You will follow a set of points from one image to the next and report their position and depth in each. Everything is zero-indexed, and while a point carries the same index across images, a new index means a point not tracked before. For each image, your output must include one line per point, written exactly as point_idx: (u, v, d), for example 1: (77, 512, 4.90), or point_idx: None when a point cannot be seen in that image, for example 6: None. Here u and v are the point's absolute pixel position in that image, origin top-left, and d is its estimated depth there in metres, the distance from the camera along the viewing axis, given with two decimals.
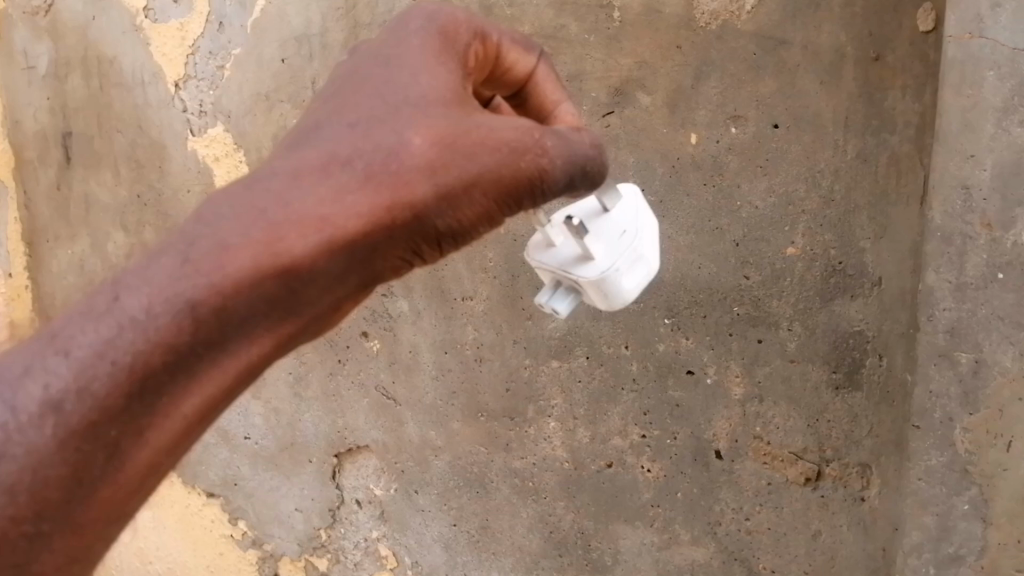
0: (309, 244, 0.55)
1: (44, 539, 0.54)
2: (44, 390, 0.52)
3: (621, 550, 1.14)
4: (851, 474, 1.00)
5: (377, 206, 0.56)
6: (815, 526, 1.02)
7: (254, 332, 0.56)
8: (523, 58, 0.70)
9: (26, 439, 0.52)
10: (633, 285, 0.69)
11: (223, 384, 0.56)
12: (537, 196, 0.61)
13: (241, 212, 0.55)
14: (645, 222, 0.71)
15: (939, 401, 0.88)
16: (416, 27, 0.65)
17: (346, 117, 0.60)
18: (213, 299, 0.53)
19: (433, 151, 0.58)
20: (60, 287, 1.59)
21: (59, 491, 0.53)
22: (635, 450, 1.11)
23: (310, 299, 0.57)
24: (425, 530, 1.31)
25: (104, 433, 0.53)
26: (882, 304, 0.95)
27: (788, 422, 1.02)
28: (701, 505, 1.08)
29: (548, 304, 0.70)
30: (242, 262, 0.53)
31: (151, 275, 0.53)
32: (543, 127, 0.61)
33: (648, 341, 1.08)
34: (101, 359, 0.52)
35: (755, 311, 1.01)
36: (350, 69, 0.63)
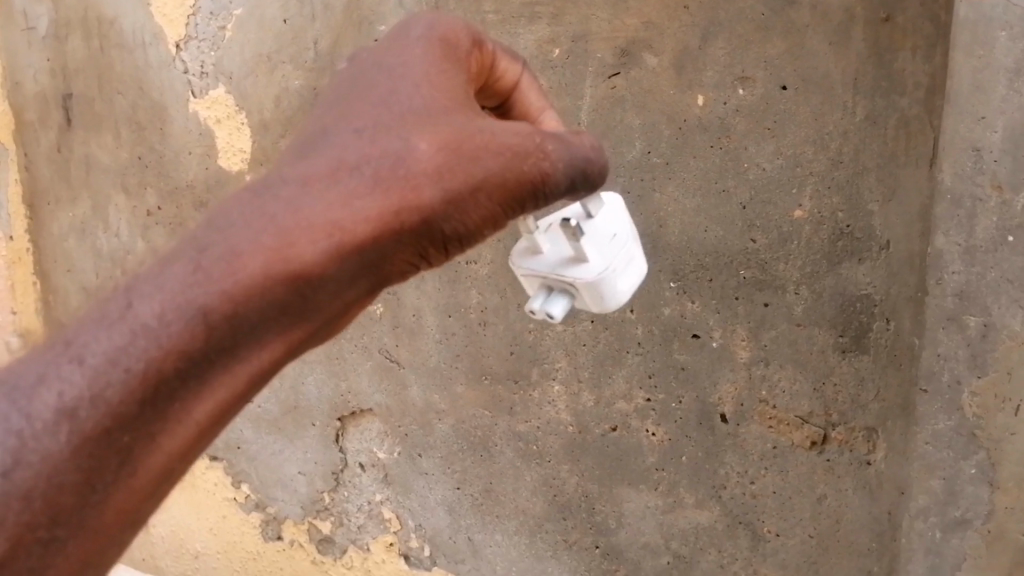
0: (319, 250, 0.55)
1: (58, 545, 0.52)
2: (58, 397, 0.52)
3: (625, 513, 1.15)
4: (856, 438, 0.99)
5: (386, 211, 0.57)
6: (820, 490, 1.02)
7: (265, 337, 0.56)
8: (512, 66, 0.72)
9: (41, 446, 0.51)
10: (627, 285, 0.72)
11: (235, 389, 0.56)
12: (539, 200, 0.62)
13: (252, 219, 0.55)
14: (625, 220, 0.72)
15: (947, 364, 0.88)
16: (417, 34, 0.67)
17: (352, 123, 0.60)
18: (225, 307, 0.53)
19: (440, 156, 0.59)
20: (61, 250, 1.60)
21: (73, 496, 0.52)
22: (640, 413, 1.11)
23: (319, 305, 0.58)
24: (429, 493, 1.32)
25: (116, 439, 0.53)
26: (890, 267, 0.94)
27: (794, 385, 1.01)
28: (706, 469, 1.08)
29: (543, 312, 0.72)
30: (253, 269, 0.54)
31: (164, 283, 0.53)
32: (543, 131, 0.62)
33: (654, 304, 1.07)
34: (114, 366, 0.52)
35: (761, 275, 1.00)
36: (354, 76, 0.64)
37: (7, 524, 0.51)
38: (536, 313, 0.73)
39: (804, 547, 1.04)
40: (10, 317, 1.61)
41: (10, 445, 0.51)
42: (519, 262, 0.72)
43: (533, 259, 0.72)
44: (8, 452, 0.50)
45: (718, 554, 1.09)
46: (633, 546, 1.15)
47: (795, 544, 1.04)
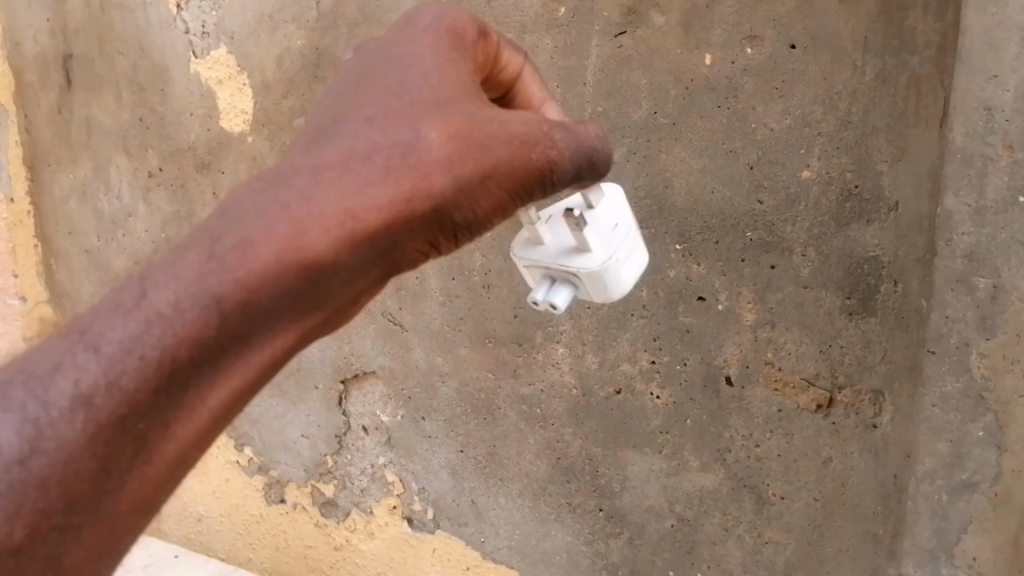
0: (332, 238, 0.55)
1: (74, 532, 0.52)
2: (74, 385, 0.51)
3: (630, 477, 1.15)
4: (862, 401, 0.98)
5: (398, 198, 0.57)
6: (826, 452, 1.01)
7: (277, 326, 0.56)
8: (514, 58, 0.73)
9: (57, 434, 0.50)
10: (628, 276, 0.73)
11: (249, 378, 0.56)
12: (547, 187, 0.62)
13: (263, 208, 0.55)
14: (624, 212, 0.73)
15: (955, 326, 0.88)
16: (426, 25, 0.67)
17: (362, 113, 0.61)
18: (238, 295, 0.53)
19: (450, 144, 0.59)
20: (62, 212, 1.59)
21: (89, 483, 0.51)
22: (644, 376, 1.11)
23: (331, 294, 0.57)
24: (433, 456, 1.32)
25: (132, 426, 0.52)
26: (898, 229, 0.92)
27: (800, 348, 1.00)
28: (711, 431, 1.08)
29: (546, 304, 0.72)
30: (266, 258, 0.53)
31: (177, 272, 0.53)
32: (550, 121, 0.62)
33: (659, 267, 1.06)
34: (129, 355, 0.51)
35: (768, 237, 0.98)
36: (362, 68, 0.65)
37: (24, 512, 0.50)
38: (539, 305, 0.73)
39: (809, 510, 1.04)
40: (12, 280, 1.62)
41: (27, 432, 0.50)
42: (521, 254, 0.73)
43: (534, 251, 0.72)
44: (26, 440, 0.50)
45: (722, 518, 1.10)
46: (637, 509, 1.15)
47: (801, 507, 1.04)
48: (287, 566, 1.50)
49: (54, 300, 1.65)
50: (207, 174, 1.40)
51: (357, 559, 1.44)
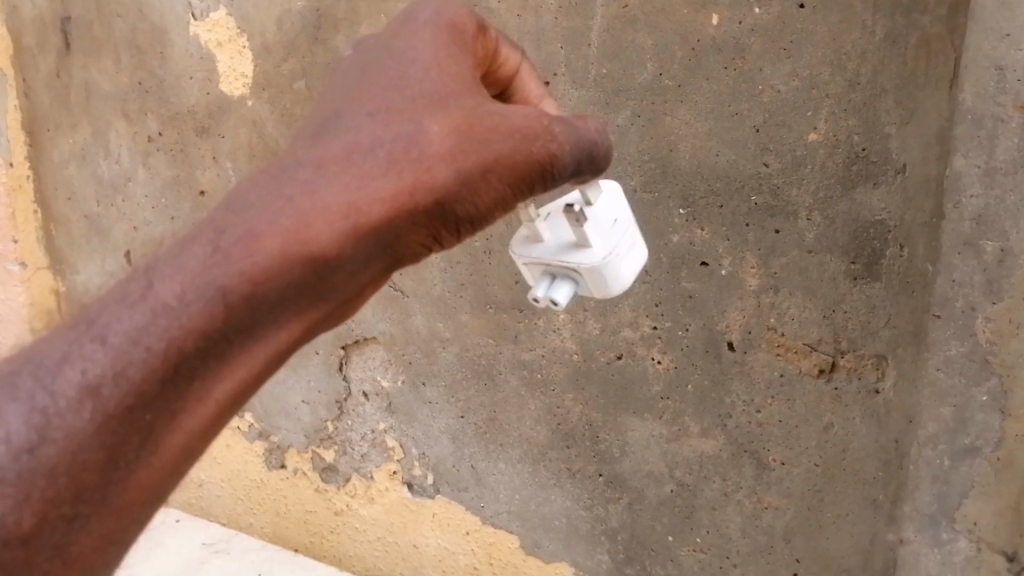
0: (336, 231, 0.57)
1: (81, 521, 0.52)
2: (82, 375, 0.52)
3: (629, 442, 1.15)
4: (865, 365, 0.97)
5: (401, 192, 0.59)
6: (826, 418, 1.01)
7: (283, 318, 0.58)
8: (513, 55, 0.75)
9: (65, 423, 0.51)
10: (628, 271, 0.75)
11: (253, 369, 0.57)
12: (547, 181, 0.64)
13: (269, 201, 0.57)
14: (623, 207, 0.75)
15: (961, 290, 0.88)
16: (426, 20, 0.69)
17: (364, 106, 0.62)
18: (244, 286, 0.54)
19: (452, 138, 0.61)
20: (61, 176, 1.58)
21: (96, 472, 0.52)
22: (646, 341, 1.11)
23: (335, 286, 0.59)
24: (433, 421, 1.32)
25: (140, 417, 0.53)
26: (905, 192, 0.90)
27: (804, 313, 0.99)
28: (711, 396, 1.08)
29: (546, 300, 0.74)
30: (272, 249, 0.55)
31: (183, 264, 0.54)
32: (550, 116, 0.64)
33: (662, 232, 1.05)
34: (136, 345, 0.53)
35: (773, 201, 0.97)
36: (363, 61, 0.66)
37: (32, 500, 0.51)
38: (538, 301, 0.75)
39: (810, 476, 1.03)
40: (12, 246, 1.62)
41: (35, 422, 0.51)
42: (520, 250, 0.75)
43: (534, 247, 0.74)
44: (34, 428, 0.51)
45: (722, 483, 1.10)
46: (637, 475, 1.16)
47: (800, 472, 1.04)
48: (288, 531, 1.52)
49: (55, 266, 1.65)
50: (207, 139, 1.39)
51: (356, 523, 1.45)
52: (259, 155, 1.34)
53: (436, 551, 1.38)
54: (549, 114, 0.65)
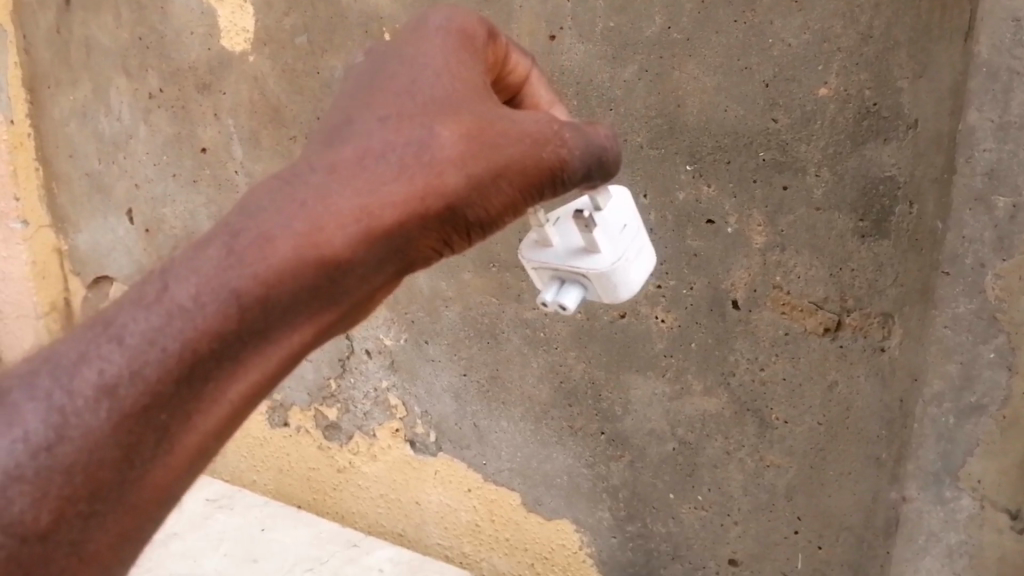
0: (348, 235, 0.59)
1: (98, 519, 0.53)
2: (99, 375, 0.53)
3: (631, 400, 1.15)
4: (871, 324, 0.97)
5: (413, 195, 0.61)
6: (831, 376, 1.01)
7: (297, 320, 0.59)
8: (522, 61, 0.78)
9: (82, 422, 0.52)
10: (636, 277, 0.80)
11: (266, 369, 0.59)
12: (557, 186, 0.68)
13: (283, 205, 0.59)
14: (631, 216, 0.80)
15: (972, 247, 0.86)
16: (438, 26, 0.72)
17: (376, 113, 0.65)
18: (257, 288, 0.56)
19: (463, 144, 0.64)
20: (63, 133, 1.57)
21: (113, 471, 0.53)
22: (650, 300, 1.10)
23: (348, 288, 0.61)
24: (436, 379, 1.33)
25: (155, 417, 0.54)
26: (916, 148, 0.89)
27: (810, 271, 0.98)
28: (715, 355, 1.07)
29: (555, 304, 0.79)
30: (286, 252, 0.57)
31: (198, 266, 0.56)
32: (560, 121, 0.68)
33: (668, 189, 1.04)
34: (152, 346, 0.54)
35: (781, 156, 0.96)
36: (375, 68, 0.69)
37: (49, 497, 0.52)
38: (548, 305, 0.80)
39: (812, 435, 1.04)
40: (13, 204, 1.61)
41: (53, 421, 0.52)
42: (530, 256, 0.80)
43: (544, 252, 0.79)
44: (52, 427, 0.52)
45: (725, 441, 1.10)
46: (639, 433, 1.16)
47: (804, 431, 1.04)
48: (292, 487, 1.55)
49: (57, 225, 1.65)
50: (209, 95, 1.38)
51: (359, 480, 1.46)
52: (260, 111, 1.33)
53: (438, 507, 1.39)
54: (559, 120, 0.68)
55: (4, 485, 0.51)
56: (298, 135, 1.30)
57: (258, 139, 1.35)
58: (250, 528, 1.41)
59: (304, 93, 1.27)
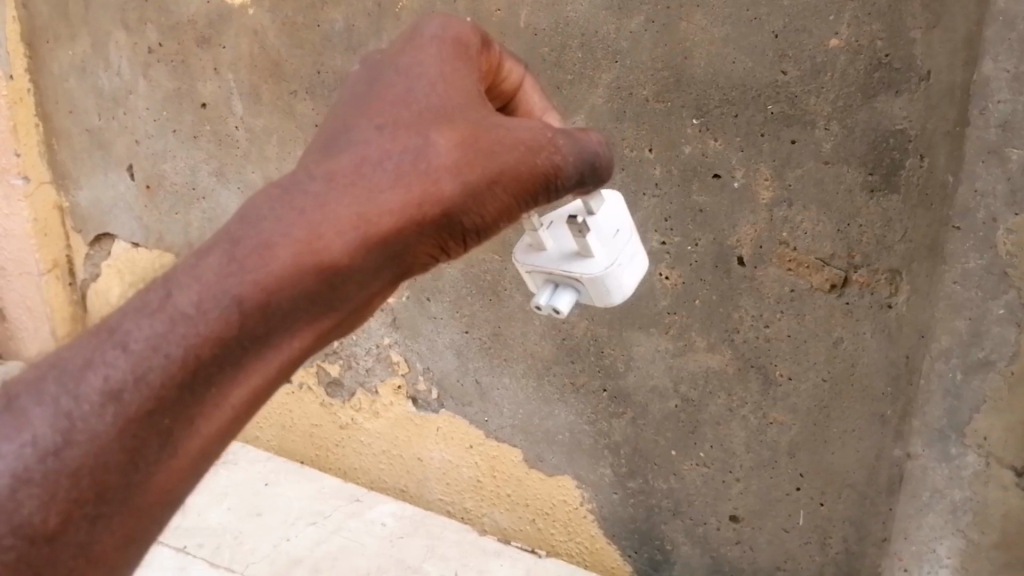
0: (346, 242, 0.59)
1: (104, 521, 0.53)
2: (103, 380, 0.53)
3: (634, 357, 1.15)
4: (879, 281, 0.96)
5: (410, 203, 0.62)
6: (837, 333, 1.00)
7: (297, 327, 0.60)
8: (515, 68, 0.77)
9: (88, 426, 0.52)
10: (629, 281, 0.80)
11: (269, 375, 0.59)
12: (551, 192, 0.68)
13: (282, 213, 0.59)
14: (625, 220, 0.81)
15: (984, 201, 0.84)
16: (432, 33, 0.71)
17: (373, 119, 0.65)
18: (258, 295, 0.56)
19: (458, 151, 0.64)
20: (63, 89, 1.55)
21: (118, 474, 0.53)
22: (654, 257, 1.09)
23: (346, 296, 0.62)
24: (438, 336, 1.32)
25: (159, 421, 0.54)
26: (928, 100, 0.87)
27: (817, 228, 0.97)
28: (720, 312, 1.06)
29: (548, 308, 0.80)
30: (285, 260, 0.57)
31: (200, 273, 0.56)
32: (553, 129, 0.68)
33: (674, 144, 1.03)
34: (156, 351, 0.53)
35: (790, 110, 0.94)
36: (371, 74, 0.69)
37: (57, 500, 0.52)
38: (541, 309, 0.81)
39: (816, 391, 1.03)
40: (13, 158, 1.58)
41: (60, 426, 0.52)
42: (524, 260, 0.81)
43: (537, 256, 0.80)
44: (59, 432, 0.52)
45: (727, 398, 1.10)
46: (641, 390, 1.16)
47: (808, 387, 1.04)
48: (293, 444, 1.55)
49: (58, 181, 1.63)
50: (208, 49, 1.36)
51: (361, 437, 1.47)
52: (260, 64, 1.31)
53: (440, 464, 1.40)
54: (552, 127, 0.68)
55: (14, 489, 0.51)
56: (298, 90, 1.29)
57: (258, 94, 1.33)
58: (253, 482, 1.42)
59: (304, 47, 1.25)
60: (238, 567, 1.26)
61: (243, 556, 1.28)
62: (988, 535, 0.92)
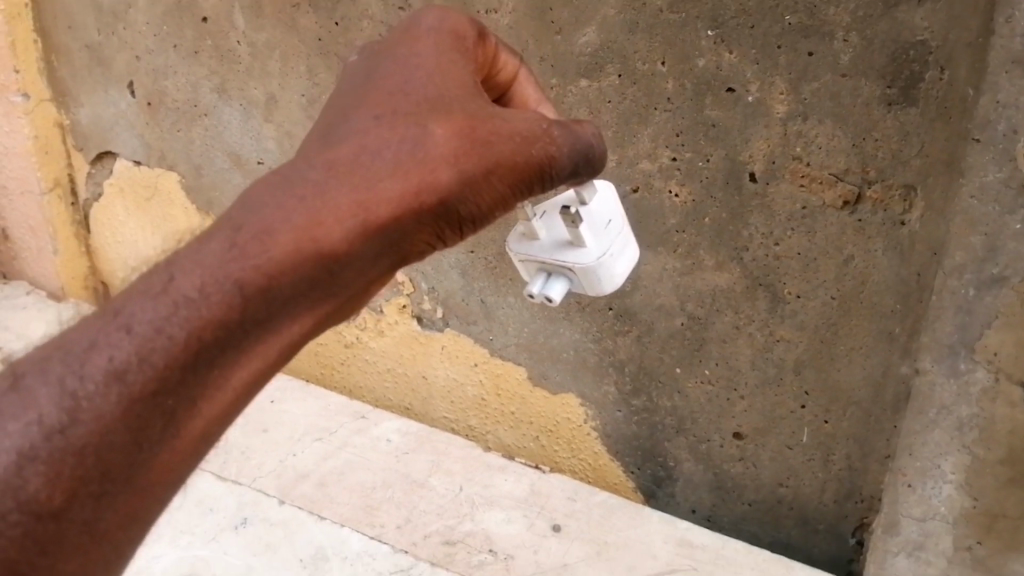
0: (345, 229, 0.63)
1: (108, 498, 0.60)
2: (109, 362, 0.59)
3: (641, 277, 1.14)
4: (893, 198, 0.95)
5: (407, 192, 0.66)
6: (848, 251, 0.99)
7: (297, 313, 0.65)
8: (510, 60, 0.82)
9: (94, 406, 0.59)
10: (619, 270, 0.86)
11: (268, 356, 0.65)
12: (547, 181, 0.72)
13: (283, 201, 0.63)
14: (615, 207, 0.86)
15: (1005, 112, 0.83)
16: (430, 25, 0.76)
17: (371, 111, 0.69)
18: (258, 279, 0.61)
19: (455, 142, 0.68)
20: (59, 3, 1.50)
21: (121, 453, 0.59)
22: (664, 174, 1.07)
23: (346, 280, 0.66)
24: (443, 256, 1.31)
25: (162, 402, 0.60)
26: (952, 11, 0.85)
27: (832, 142, 0.95)
28: (729, 230, 1.06)
29: (541, 296, 0.85)
30: (285, 245, 0.62)
31: (202, 258, 0.61)
32: (549, 120, 0.72)
33: (688, 57, 1.00)
34: (159, 335, 0.59)
35: (809, 21, 0.91)
36: (369, 67, 0.73)
37: (63, 478, 0.59)
38: (534, 296, 0.86)
39: (825, 310, 1.03)
40: (13, 76, 1.55)
41: (66, 405, 0.59)
42: (516, 248, 0.86)
43: (530, 245, 0.85)
44: (66, 411, 0.59)
45: (734, 316, 1.10)
46: (647, 308, 1.16)
47: (816, 306, 1.04)
48: (298, 362, 1.55)
49: (58, 98, 1.60)
50: None
51: (365, 355, 1.47)
52: None
53: (445, 382, 1.40)
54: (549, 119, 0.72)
55: (20, 466, 0.58)
56: (301, 3, 1.26)
57: (260, 6, 1.30)
58: (258, 401, 1.41)
59: None
60: (244, 481, 1.27)
61: (249, 471, 1.29)
62: (994, 451, 0.95)
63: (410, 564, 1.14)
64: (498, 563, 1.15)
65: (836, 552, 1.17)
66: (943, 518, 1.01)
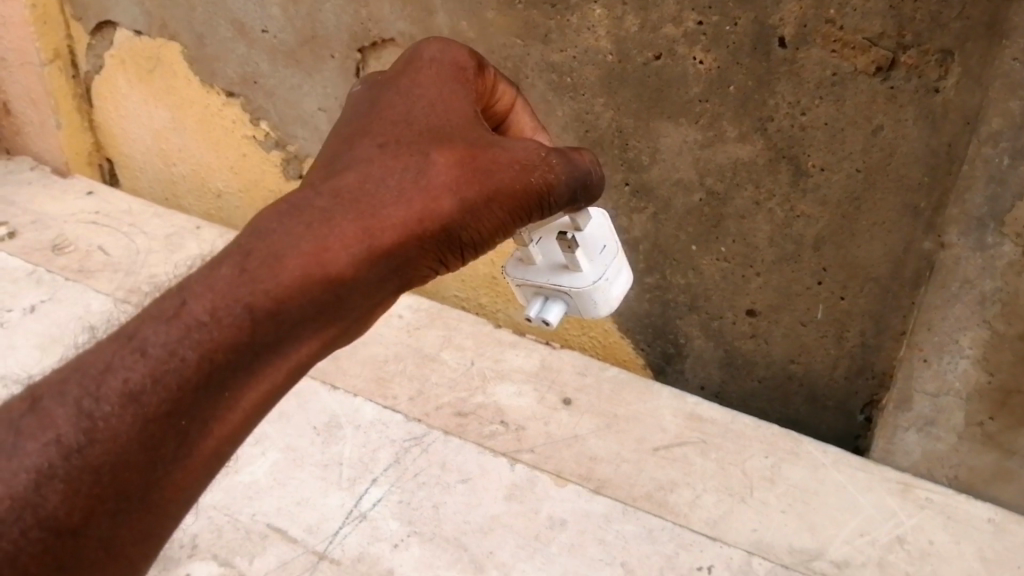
0: (352, 255, 0.63)
1: (124, 516, 0.60)
2: (124, 383, 0.59)
3: (661, 150, 1.11)
4: (928, 63, 0.90)
5: (410, 219, 0.65)
6: (877, 120, 0.96)
7: (303, 337, 0.64)
8: (508, 92, 0.81)
9: (110, 427, 0.58)
10: (616, 292, 0.85)
11: (277, 379, 0.64)
12: (544, 208, 0.71)
13: (291, 227, 0.62)
14: (607, 231, 0.85)
15: None
16: (430, 55, 0.77)
17: (375, 143, 0.69)
18: (268, 304, 0.60)
19: (457, 169, 0.68)
20: None
21: (138, 472, 0.59)
22: (688, 39, 1.02)
23: (352, 306, 0.65)
24: None
25: (176, 422, 0.60)
26: None
27: (867, 4, 0.91)
28: (754, 99, 1.02)
29: (539, 319, 0.85)
30: (293, 270, 0.61)
31: (213, 283, 0.60)
32: (547, 148, 0.71)
33: None
34: (173, 355, 0.59)
35: None
36: (371, 101, 0.74)
37: (80, 496, 0.58)
38: (531, 319, 0.86)
39: (849, 183, 1.01)
40: None
41: (83, 426, 0.58)
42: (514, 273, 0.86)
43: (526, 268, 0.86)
44: (82, 432, 0.58)
45: (754, 191, 1.07)
46: (665, 184, 1.13)
47: (839, 179, 1.01)
48: None
49: None
50: None
51: None
52: None
53: None
54: (548, 147, 0.71)
55: (38, 484, 0.57)
56: None
57: None
58: None
59: None
60: None
61: None
62: (1015, 326, 0.95)
63: (424, 433, 1.14)
64: (510, 433, 1.14)
65: (845, 428, 1.19)
66: (957, 394, 1.03)
